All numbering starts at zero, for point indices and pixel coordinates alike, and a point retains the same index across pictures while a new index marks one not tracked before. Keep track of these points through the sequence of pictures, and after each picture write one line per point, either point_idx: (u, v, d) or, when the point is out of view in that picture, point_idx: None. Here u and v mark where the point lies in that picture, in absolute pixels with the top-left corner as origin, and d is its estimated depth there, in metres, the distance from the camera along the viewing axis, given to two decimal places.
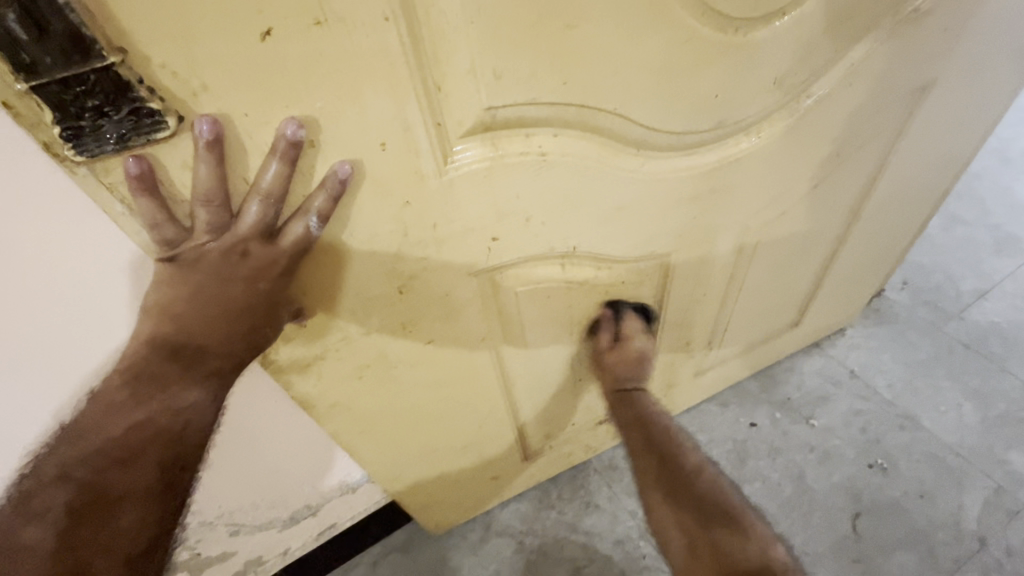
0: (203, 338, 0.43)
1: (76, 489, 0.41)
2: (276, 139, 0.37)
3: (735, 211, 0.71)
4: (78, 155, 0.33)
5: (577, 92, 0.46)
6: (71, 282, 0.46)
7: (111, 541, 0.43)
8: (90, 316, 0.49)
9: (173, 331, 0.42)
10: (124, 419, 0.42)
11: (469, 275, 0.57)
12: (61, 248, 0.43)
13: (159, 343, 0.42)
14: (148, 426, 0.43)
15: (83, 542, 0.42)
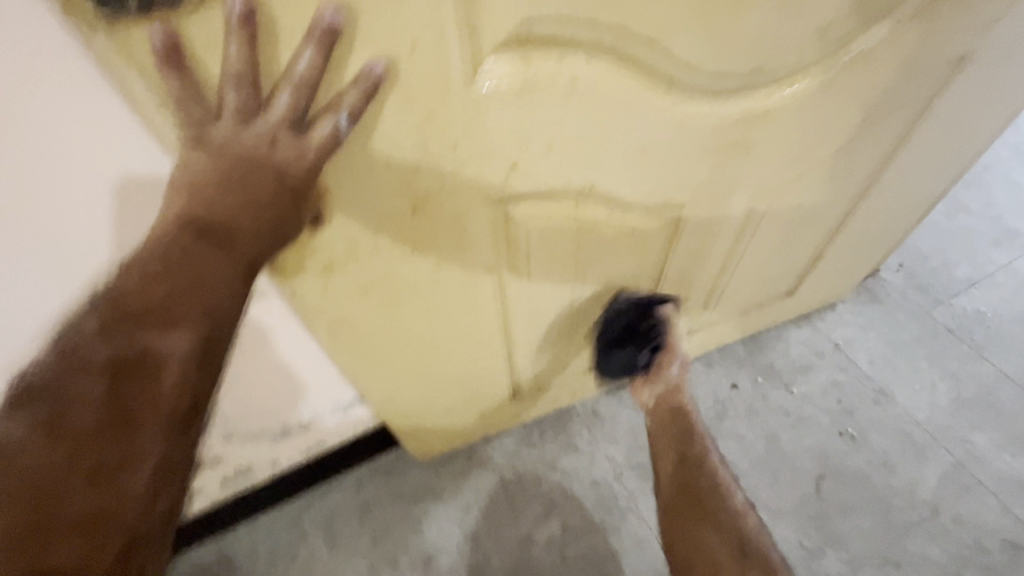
0: (238, 222, 0.38)
1: (115, 339, 0.35)
2: (313, 25, 0.36)
3: (754, 169, 0.70)
4: (100, 13, 0.32)
5: (617, 14, 0.44)
6: (83, 169, 0.47)
7: (154, 404, 0.37)
8: (100, 207, 0.51)
9: (204, 213, 0.37)
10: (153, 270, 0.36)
11: (483, 202, 0.56)
12: (74, 131, 0.44)
13: (186, 224, 0.37)
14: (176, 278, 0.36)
15: (130, 400, 0.36)
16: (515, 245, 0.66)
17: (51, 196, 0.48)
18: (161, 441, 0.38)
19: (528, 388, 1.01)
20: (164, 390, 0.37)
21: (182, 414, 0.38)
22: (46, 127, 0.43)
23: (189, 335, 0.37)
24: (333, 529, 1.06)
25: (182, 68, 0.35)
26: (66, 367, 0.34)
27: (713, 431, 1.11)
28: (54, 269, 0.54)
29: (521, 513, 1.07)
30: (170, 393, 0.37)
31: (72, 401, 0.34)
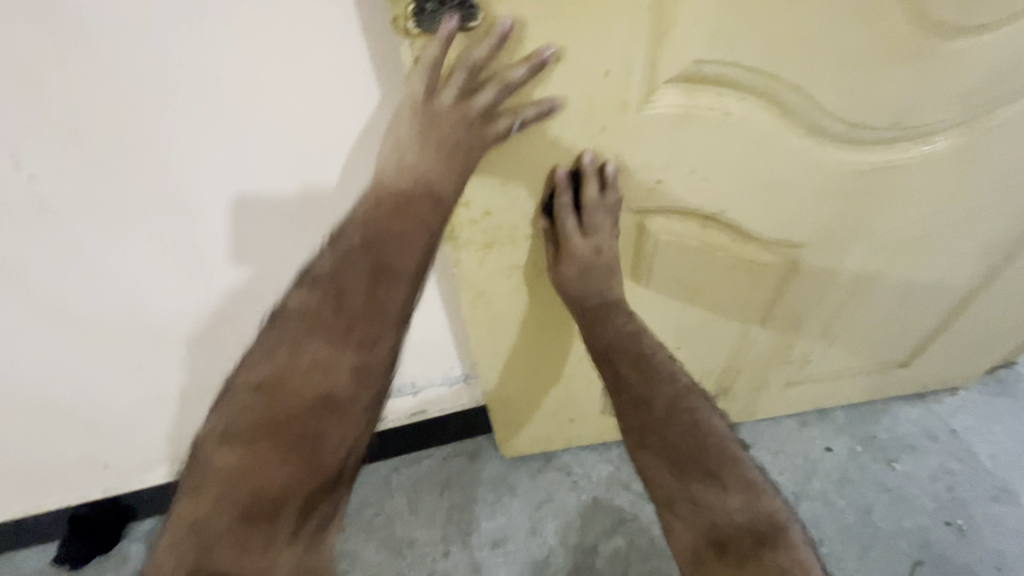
0: (436, 178, 0.52)
1: (374, 254, 0.52)
2: (535, 54, 0.49)
3: (884, 221, 0.74)
4: (414, 30, 0.46)
5: (775, 64, 0.53)
6: (335, 140, 0.66)
7: (388, 292, 0.52)
8: (340, 152, 0.67)
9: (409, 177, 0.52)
10: (396, 209, 0.52)
11: (624, 209, 0.66)
12: (345, 112, 0.64)
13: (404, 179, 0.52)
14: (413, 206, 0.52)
15: (381, 294, 0.52)
16: (641, 255, 0.74)
17: (320, 151, 0.66)
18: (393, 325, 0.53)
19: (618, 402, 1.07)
20: (399, 293, 0.53)
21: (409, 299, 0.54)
22: (328, 108, 0.63)
23: (422, 247, 0.53)
24: (416, 494, 1.16)
25: (445, 50, 0.47)
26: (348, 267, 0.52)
27: (799, 489, 1.09)
28: (302, 215, 0.72)
29: (591, 521, 1.11)
30: (401, 295, 0.53)
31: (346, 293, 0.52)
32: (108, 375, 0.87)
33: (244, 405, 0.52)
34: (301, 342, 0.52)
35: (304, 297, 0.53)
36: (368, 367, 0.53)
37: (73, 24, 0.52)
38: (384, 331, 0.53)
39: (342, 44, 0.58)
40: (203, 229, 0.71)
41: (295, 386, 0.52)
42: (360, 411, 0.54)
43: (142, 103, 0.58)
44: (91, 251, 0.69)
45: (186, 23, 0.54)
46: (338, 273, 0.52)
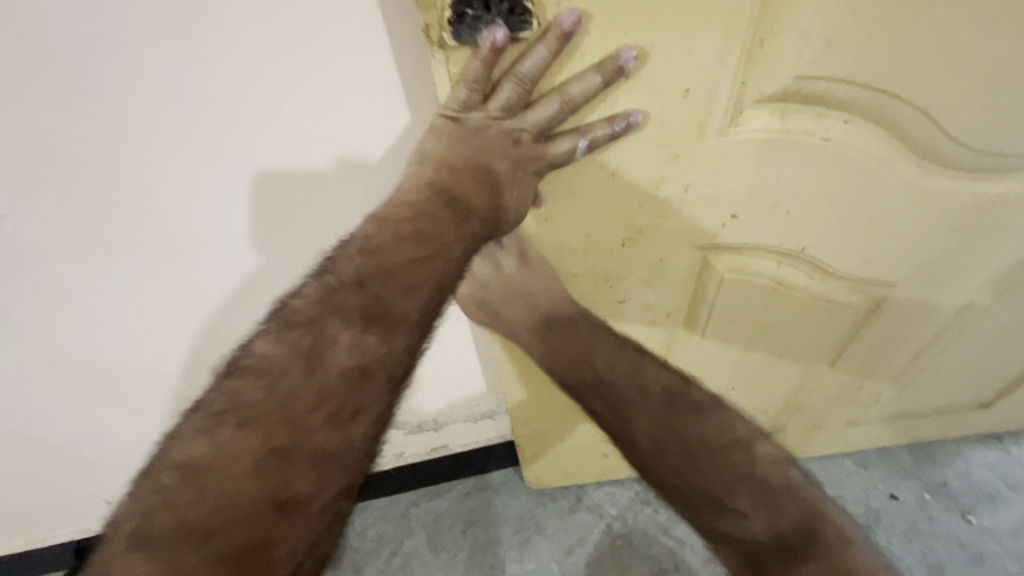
0: (439, 226, 0.39)
1: (368, 299, 0.37)
2: (607, 60, 0.39)
3: (991, 258, 0.63)
4: (451, 41, 0.37)
5: (897, 79, 0.43)
6: (344, 145, 0.53)
7: (379, 350, 0.37)
8: (348, 159, 0.55)
9: (407, 220, 0.39)
10: (401, 245, 0.38)
11: (689, 246, 0.56)
12: (357, 113, 0.51)
13: (409, 219, 0.39)
14: (420, 242, 0.38)
15: (370, 353, 0.37)
16: (702, 293, 0.64)
17: (322, 157, 0.54)
18: (382, 393, 0.38)
19: None
20: (394, 349, 0.37)
21: (402, 364, 0.38)
22: (337, 107, 0.51)
23: (429, 299, 0.39)
24: (437, 533, 1.08)
25: (489, 67, 0.37)
26: (326, 312, 0.37)
27: (861, 542, 0.97)
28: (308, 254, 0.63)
29: (627, 569, 1.02)
30: (396, 353, 0.38)
31: (323, 348, 0.36)
32: (103, 411, 0.80)
33: (163, 499, 0.34)
34: (252, 419, 0.35)
35: (262, 350, 0.36)
36: (342, 454, 0.37)
37: (34, 36, 0.43)
38: (370, 402, 0.37)
39: (360, 30, 0.46)
40: (176, 237, 0.59)
41: (241, 478, 0.34)
42: (324, 509, 0.37)
43: (120, 127, 0.49)
44: (73, 288, 0.62)
45: (165, 14, 0.43)
46: (315, 324, 0.36)
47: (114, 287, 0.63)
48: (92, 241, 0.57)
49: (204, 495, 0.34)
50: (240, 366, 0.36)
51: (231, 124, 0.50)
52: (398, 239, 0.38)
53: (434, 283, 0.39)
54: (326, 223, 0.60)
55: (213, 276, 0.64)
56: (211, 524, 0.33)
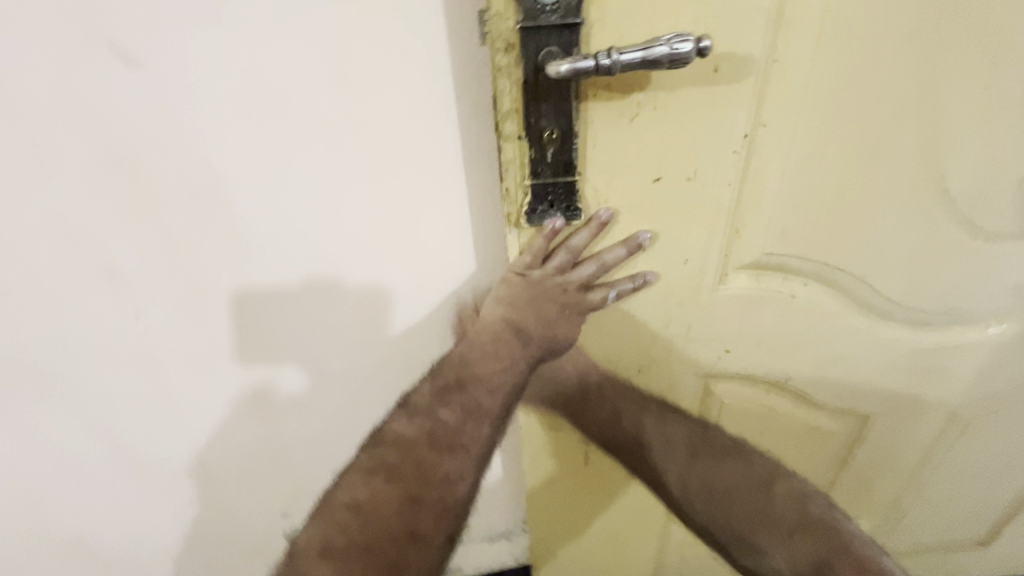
0: (511, 347, 0.55)
1: (468, 396, 0.54)
2: (630, 238, 0.55)
3: (946, 396, 0.75)
4: (523, 223, 0.53)
5: (838, 256, 0.59)
6: (421, 283, 0.69)
7: (474, 432, 0.53)
8: (423, 293, 0.70)
9: (488, 340, 0.55)
10: (489, 360, 0.54)
11: (693, 373, 0.69)
12: (435, 261, 0.67)
13: (492, 341, 0.55)
14: (501, 358, 0.54)
15: (469, 433, 0.53)
16: (706, 416, 0.75)
17: (403, 290, 0.69)
18: (475, 463, 0.53)
19: (671, 565, 0.99)
20: (483, 431, 0.54)
21: (489, 443, 0.55)
22: (421, 257, 0.66)
23: (507, 398, 0.55)
24: None
25: (548, 241, 0.53)
26: (440, 403, 0.54)
27: None
28: (376, 366, 0.77)
29: None
30: (485, 434, 0.54)
31: (438, 427, 0.53)
32: (151, 507, 0.86)
33: (338, 527, 0.51)
34: (393, 474, 0.52)
35: (398, 428, 0.54)
36: (449, 506, 0.52)
37: (218, 211, 0.60)
38: (466, 468, 0.53)
39: (447, 205, 0.62)
40: (274, 350, 0.73)
41: (388, 514, 0.51)
42: (439, 548, 0.52)
43: (257, 269, 0.65)
44: (173, 390, 0.73)
45: (311, 193, 0.60)
46: (432, 411, 0.54)
47: (208, 389, 0.74)
48: (206, 350, 0.71)
49: (365, 524, 0.51)
50: (383, 438, 0.54)
51: (339, 266, 0.66)
52: (486, 354, 0.55)
53: (510, 387, 0.55)
54: (395, 341, 0.74)
55: (295, 381, 0.77)
56: (369, 546, 0.50)
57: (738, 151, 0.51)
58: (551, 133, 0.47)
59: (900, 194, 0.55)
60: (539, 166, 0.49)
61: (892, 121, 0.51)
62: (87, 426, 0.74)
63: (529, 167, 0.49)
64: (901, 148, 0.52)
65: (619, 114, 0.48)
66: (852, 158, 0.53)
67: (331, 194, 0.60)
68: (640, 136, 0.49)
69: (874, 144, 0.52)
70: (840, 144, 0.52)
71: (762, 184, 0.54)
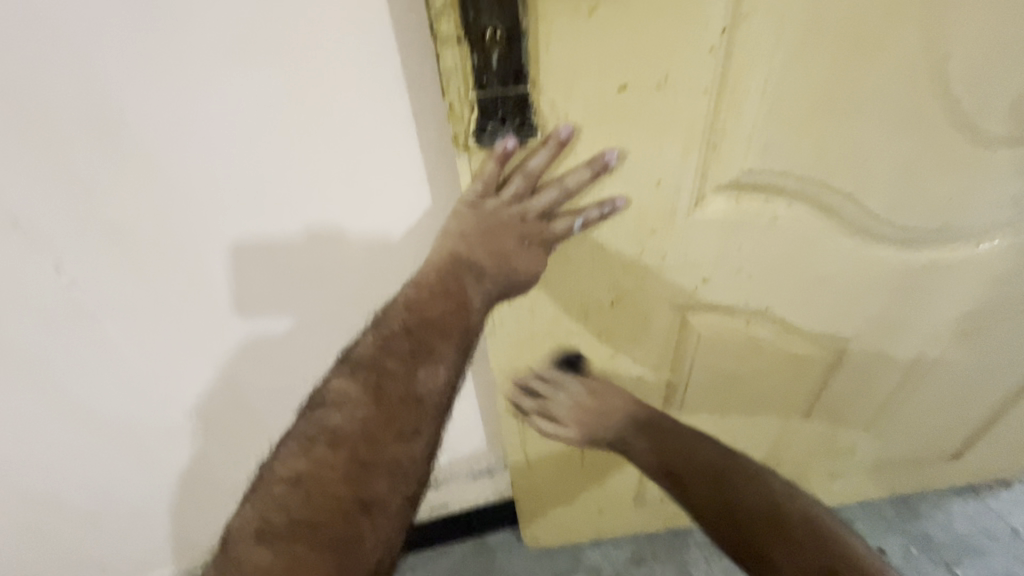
0: (466, 285, 0.50)
1: (417, 342, 0.50)
2: (596, 157, 0.49)
3: (930, 316, 0.72)
4: (473, 144, 0.46)
5: (825, 171, 0.53)
6: (372, 222, 0.62)
7: (427, 382, 0.50)
8: (376, 234, 0.63)
9: (438, 279, 0.50)
10: (442, 300, 0.50)
11: (668, 306, 0.65)
12: (385, 196, 0.60)
13: (443, 282, 0.50)
14: (453, 300, 0.50)
15: (420, 384, 0.49)
16: (684, 348, 0.72)
17: (352, 232, 0.63)
18: (431, 415, 0.50)
19: (651, 494, 1.01)
20: (438, 379, 0.50)
21: (447, 393, 0.51)
22: (368, 191, 0.60)
23: (464, 341, 0.51)
24: None
25: (502, 165, 0.47)
26: (384, 353, 0.50)
27: None
28: (333, 317, 0.72)
29: None
30: (440, 383, 0.50)
31: (386, 379, 0.49)
32: (119, 467, 0.83)
33: (276, 505, 0.47)
34: (336, 439, 0.48)
35: (337, 387, 0.50)
36: (406, 466, 0.49)
37: (129, 150, 0.53)
38: (423, 423, 0.50)
39: (393, 130, 0.55)
40: (219, 302, 0.67)
41: (334, 484, 0.47)
42: (398, 510, 0.49)
43: (185, 216, 0.58)
44: (119, 349, 0.69)
45: (233, 123, 0.53)
46: (377, 363, 0.50)
47: (156, 347, 0.70)
48: (145, 307, 0.65)
49: (306, 498, 0.47)
50: (322, 400, 0.50)
51: (276, 205, 0.59)
52: (436, 296, 0.50)
53: (467, 329, 0.51)
54: (350, 291, 0.69)
55: (247, 336, 0.72)
56: (316, 520, 0.46)
57: (715, 51, 0.44)
58: (496, 31, 0.40)
59: (895, 94, 0.49)
60: (484, 74, 0.42)
61: (895, 6, 0.43)
62: (34, 390, 0.70)
63: (473, 75, 0.42)
64: (901, 39, 0.45)
65: (574, 7, 0.40)
66: (845, 53, 0.46)
67: (255, 125, 0.53)
68: (601, 35, 0.42)
69: (871, 37, 0.45)
70: (833, 36, 0.45)
71: (744, 90, 0.47)
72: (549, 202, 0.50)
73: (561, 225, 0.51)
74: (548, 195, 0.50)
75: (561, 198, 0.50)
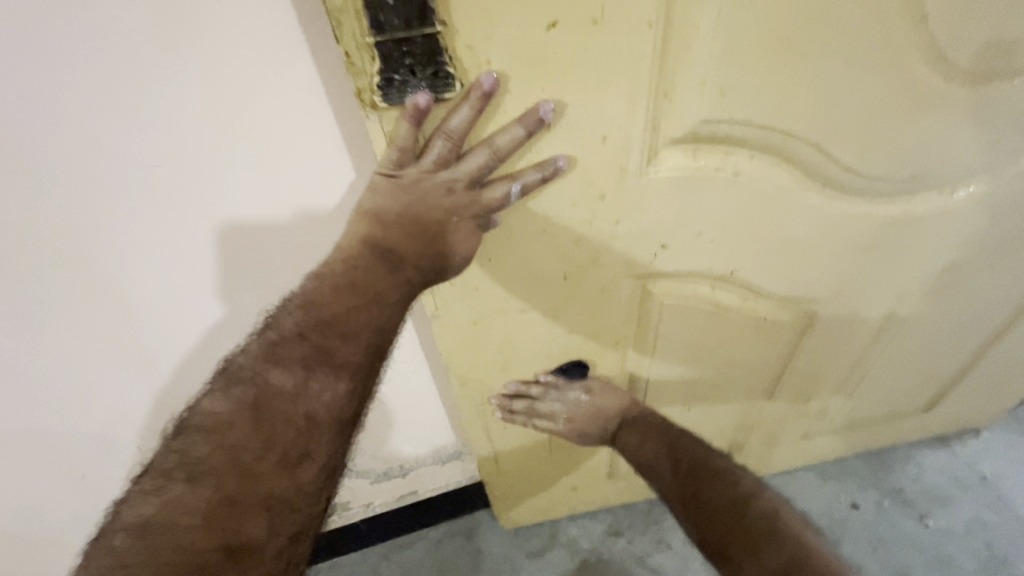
0: (368, 279, 0.46)
1: (309, 353, 0.45)
2: (530, 112, 0.42)
3: (903, 272, 0.69)
4: (381, 102, 0.39)
5: (789, 119, 0.48)
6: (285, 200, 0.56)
7: (323, 401, 0.46)
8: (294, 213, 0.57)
9: (341, 270, 0.45)
10: (343, 301, 0.45)
11: (626, 275, 0.60)
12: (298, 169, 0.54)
13: (346, 275, 0.46)
14: (350, 300, 0.46)
15: (313, 402, 0.46)
16: (646, 318, 0.67)
17: (265, 211, 0.56)
18: (328, 437, 0.47)
19: (626, 468, 0.98)
20: (336, 395, 0.47)
21: (345, 413, 0.48)
22: (277, 163, 0.53)
23: (364, 353, 0.47)
24: None
25: (418, 126, 0.41)
26: (271, 364, 0.45)
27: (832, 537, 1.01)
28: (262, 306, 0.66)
29: None
30: (338, 400, 0.47)
31: (273, 395, 0.45)
32: (46, 482, 0.77)
33: (119, 553, 0.42)
34: (201, 474, 0.44)
35: (211, 409, 0.45)
36: (290, 495, 0.47)
37: None
38: (315, 445, 0.47)
39: (299, 89, 0.48)
40: (127, 296, 0.60)
41: (195, 526, 0.43)
42: (278, 545, 0.46)
43: (70, 198, 0.51)
44: (18, 357, 0.62)
45: (104, 90, 0.45)
46: (262, 375, 0.45)
47: (63, 351, 0.63)
48: (40, 308, 0.58)
49: (156, 545, 0.42)
50: (191, 426, 0.45)
51: (173, 183, 0.52)
52: (331, 294, 0.45)
53: (369, 336, 0.47)
54: (277, 275, 0.63)
55: (165, 332, 0.65)
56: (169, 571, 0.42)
57: None
58: None
59: (865, 24, 0.43)
60: (380, 12, 0.35)
61: None
62: None
63: (366, 14, 0.35)
64: None
65: None
66: None
67: (135, 85, 0.46)
68: None
69: None
70: None
71: (694, 23, 0.40)
72: (479, 167, 0.44)
73: (496, 194, 0.45)
74: (478, 158, 0.43)
75: (493, 162, 0.44)
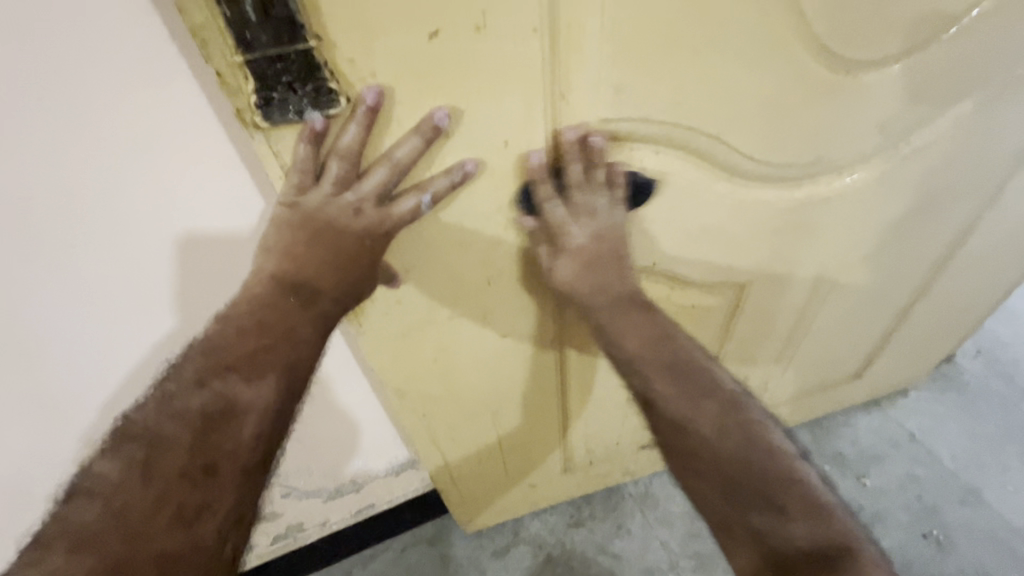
0: (273, 316, 0.44)
1: (210, 397, 0.44)
2: (423, 121, 0.41)
3: (817, 251, 0.72)
4: (263, 121, 0.38)
5: (686, 113, 0.49)
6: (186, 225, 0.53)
7: (228, 446, 0.44)
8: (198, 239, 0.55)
9: (248, 312, 0.44)
10: (246, 342, 0.44)
11: (551, 276, 0.60)
12: (191, 190, 0.51)
13: (255, 313, 0.44)
14: (250, 342, 0.44)
15: (214, 450, 0.44)
16: (578, 314, 0.68)
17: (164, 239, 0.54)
18: (233, 485, 0.45)
19: (580, 460, 1.00)
20: (241, 440, 0.44)
21: (252, 457, 0.45)
22: (168, 187, 0.50)
23: (269, 394, 0.45)
24: None
25: (311, 148, 0.40)
26: (166, 415, 0.43)
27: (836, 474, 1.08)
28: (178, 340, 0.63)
29: None
30: (244, 445, 0.45)
31: (167, 447, 0.42)
32: None
33: None
34: (83, 543, 0.40)
35: (102, 469, 0.42)
36: (190, 554, 0.43)
37: None
38: (217, 493, 0.44)
39: (181, 107, 0.45)
40: (22, 343, 0.56)
41: None
42: None
43: None
44: None
45: None
46: (155, 428, 0.43)
47: None
48: None
49: None
50: (77, 490, 0.41)
51: (54, 220, 0.49)
52: (235, 337, 0.44)
53: (275, 376, 0.46)
54: (191, 302, 0.60)
55: (72, 374, 0.61)
56: None
57: None
58: None
59: (746, 18, 0.44)
60: (244, 28, 0.33)
61: None
62: None
63: (230, 31, 0.34)
64: None
65: None
66: None
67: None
68: None
69: None
70: None
71: (580, 24, 0.41)
72: (383, 182, 0.43)
73: (405, 206, 0.44)
74: (381, 174, 0.42)
75: (397, 174, 0.43)
